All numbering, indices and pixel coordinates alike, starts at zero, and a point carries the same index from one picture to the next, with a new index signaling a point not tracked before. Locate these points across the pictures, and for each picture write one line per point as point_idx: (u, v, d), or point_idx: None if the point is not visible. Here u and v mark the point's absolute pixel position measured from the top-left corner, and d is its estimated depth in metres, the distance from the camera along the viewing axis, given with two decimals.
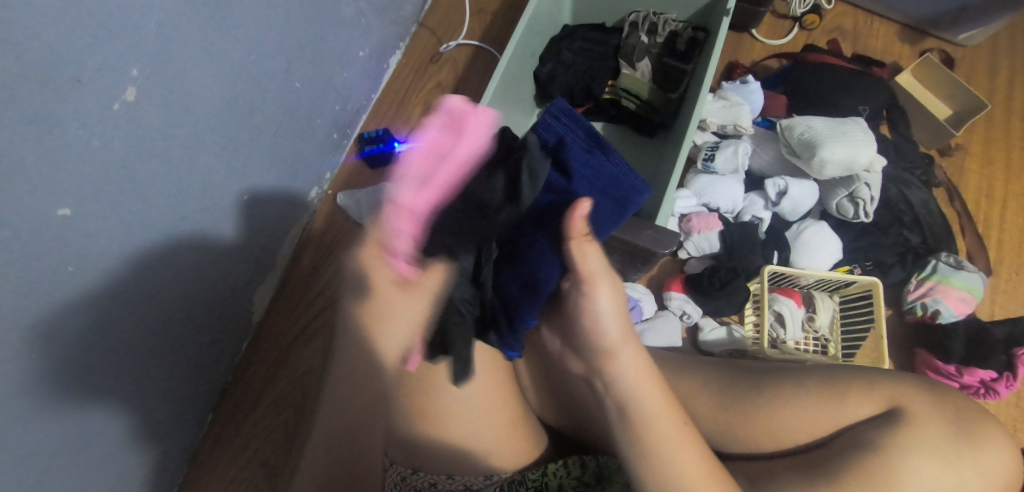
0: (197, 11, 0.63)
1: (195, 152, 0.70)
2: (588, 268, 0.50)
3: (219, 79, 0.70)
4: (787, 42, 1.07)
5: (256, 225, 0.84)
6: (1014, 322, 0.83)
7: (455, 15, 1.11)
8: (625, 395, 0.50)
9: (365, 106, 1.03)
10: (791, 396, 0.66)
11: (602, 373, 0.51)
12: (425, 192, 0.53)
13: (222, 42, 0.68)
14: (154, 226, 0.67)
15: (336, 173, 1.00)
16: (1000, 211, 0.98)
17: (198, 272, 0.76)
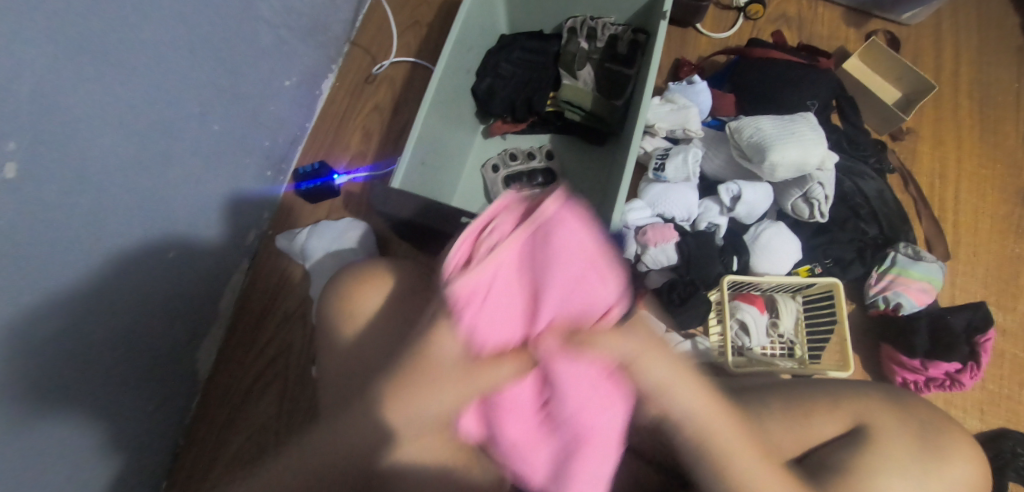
0: (85, 74, 0.58)
1: (97, 221, 0.63)
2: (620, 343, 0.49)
3: (120, 131, 0.64)
4: (733, 34, 1.04)
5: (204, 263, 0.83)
6: (973, 308, 0.82)
7: (388, 31, 1.06)
8: (694, 425, 0.52)
9: (299, 136, 0.98)
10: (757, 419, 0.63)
11: (663, 414, 0.52)
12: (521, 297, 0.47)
13: (118, 102, 0.63)
14: (77, 303, 0.63)
15: (275, 210, 0.96)
16: (954, 192, 0.98)
17: (128, 339, 0.72)
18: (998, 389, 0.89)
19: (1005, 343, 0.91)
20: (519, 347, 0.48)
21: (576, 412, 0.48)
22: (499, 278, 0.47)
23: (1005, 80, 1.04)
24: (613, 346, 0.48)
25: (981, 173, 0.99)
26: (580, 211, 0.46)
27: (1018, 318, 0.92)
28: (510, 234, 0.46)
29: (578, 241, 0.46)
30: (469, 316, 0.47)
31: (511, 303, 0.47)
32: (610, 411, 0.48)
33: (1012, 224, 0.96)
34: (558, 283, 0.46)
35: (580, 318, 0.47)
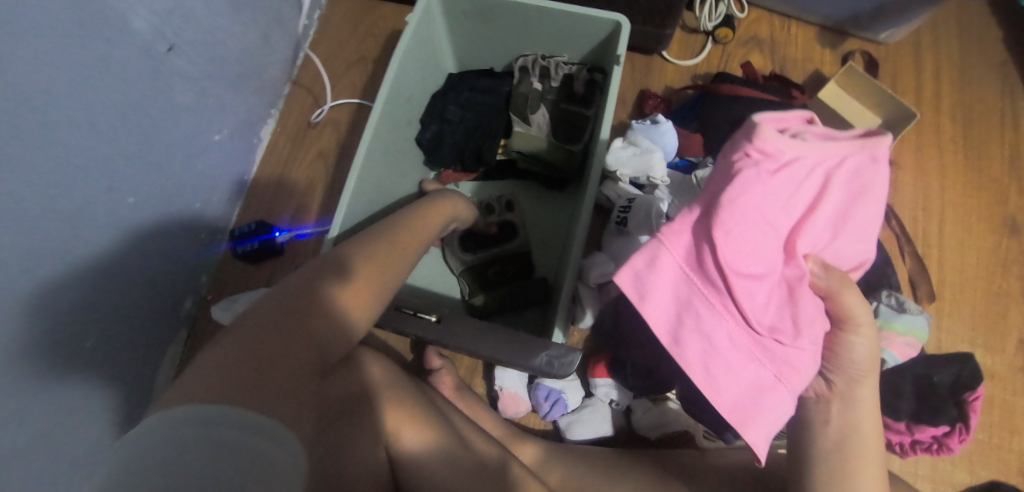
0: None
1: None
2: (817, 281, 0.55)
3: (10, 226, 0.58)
4: (702, 60, 0.97)
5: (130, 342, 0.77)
6: (959, 363, 0.76)
7: (331, 69, 0.99)
8: (861, 357, 0.59)
9: (237, 191, 0.92)
10: None
11: (845, 346, 0.59)
12: (719, 293, 0.51)
13: (11, 186, 0.57)
14: None
15: (213, 272, 0.90)
16: (938, 225, 0.92)
17: (49, 440, 0.67)
18: (988, 438, 0.83)
19: (995, 388, 0.86)
20: (755, 328, 0.52)
21: (743, 394, 0.52)
22: (795, 174, 0.52)
23: (990, 100, 0.98)
24: (812, 339, 0.54)
25: (967, 202, 0.93)
26: (888, 181, 0.53)
27: (1007, 360, 0.86)
28: (801, 151, 0.52)
29: (865, 211, 0.54)
30: (686, 291, 0.51)
31: (776, 210, 0.51)
32: (780, 404, 0.53)
33: (1000, 257, 0.90)
34: (833, 216, 0.54)
35: (796, 317, 0.53)
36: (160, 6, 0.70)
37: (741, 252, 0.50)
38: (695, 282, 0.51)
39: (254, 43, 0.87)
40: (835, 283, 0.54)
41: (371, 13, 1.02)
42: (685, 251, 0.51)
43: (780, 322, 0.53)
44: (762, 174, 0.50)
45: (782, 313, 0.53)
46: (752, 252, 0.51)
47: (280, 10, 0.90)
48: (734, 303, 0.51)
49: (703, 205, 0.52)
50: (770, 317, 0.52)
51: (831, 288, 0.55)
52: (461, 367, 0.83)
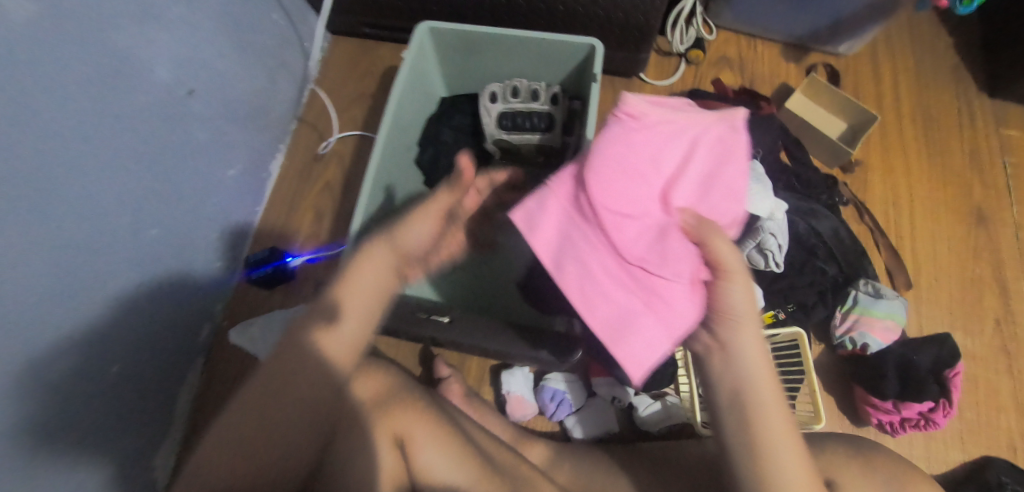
0: (15, 200, 0.58)
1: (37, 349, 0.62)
2: (688, 228, 0.53)
3: (51, 261, 0.63)
4: (676, 79, 1.05)
5: (153, 369, 0.81)
6: (938, 344, 0.82)
7: (333, 108, 1.06)
8: (729, 307, 0.55)
9: (251, 222, 0.97)
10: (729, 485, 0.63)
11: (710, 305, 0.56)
12: (592, 230, 0.52)
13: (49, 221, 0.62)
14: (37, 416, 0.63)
15: (228, 300, 0.95)
16: (909, 219, 0.97)
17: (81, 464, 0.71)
18: (975, 416, 0.87)
19: (977, 368, 0.90)
20: (626, 258, 0.52)
21: (612, 313, 0.52)
22: (661, 135, 0.53)
23: (945, 102, 1.05)
24: (680, 273, 0.52)
25: (934, 195, 0.99)
26: (747, 145, 0.55)
27: (985, 342, 0.91)
28: (670, 110, 0.54)
29: (726, 172, 0.54)
30: (567, 226, 0.53)
31: (640, 158, 0.52)
32: (650, 332, 0.52)
33: (969, 244, 0.96)
34: (702, 174, 0.54)
35: (668, 252, 0.53)
36: (181, 55, 0.76)
37: (614, 191, 0.52)
38: (572, 217, 0.53)
39: (262, 87, 0.93)
40: (704, 224, 0.53)
41: (368, 53, 1.09)
42: (565, 189, 0.53)
43: (649, 255, 0.52)
44: (624, 132, 0.52)
45: (654, 252, 0.52)
46: (620, 192, 0.52)
47: (284, 55, 0.97)
48: (604, 236, 0.52)
49: (572, 172, 0.54)
50: (642, 251, 0.52)
51: (702, 231, 0.53)
52: (469, 378, 0.87)
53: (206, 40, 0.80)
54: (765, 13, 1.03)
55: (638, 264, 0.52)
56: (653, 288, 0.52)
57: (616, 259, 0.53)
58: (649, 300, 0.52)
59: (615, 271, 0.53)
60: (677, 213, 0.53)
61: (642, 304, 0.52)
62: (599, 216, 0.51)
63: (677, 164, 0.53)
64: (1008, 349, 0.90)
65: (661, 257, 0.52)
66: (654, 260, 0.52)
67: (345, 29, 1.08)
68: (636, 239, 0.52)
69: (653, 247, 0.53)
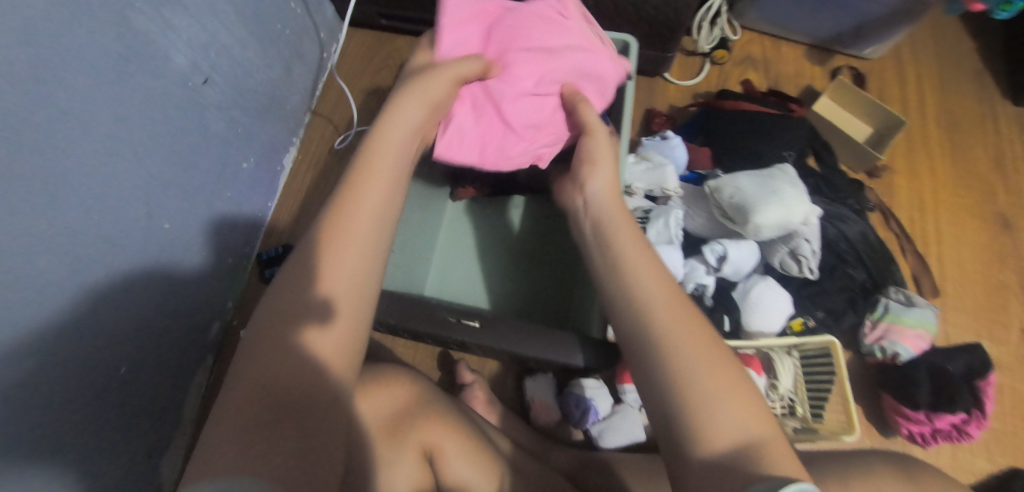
0: (18, 189, 0.54)
1: (42, 346, 0.58)
2: (575, 105, 0.65)
3: (57, 252, 0.59)
4: (701, 79, 1.03)
5: (163, 367, 0.78)
6: (969, 352, 0.81)
7: (348, 101, 1.02)
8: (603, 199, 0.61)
9: (262, 217, 0.94)
10: None
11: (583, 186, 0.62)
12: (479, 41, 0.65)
13: (60, 213, 0.59)
14: (35, 419, 0.60)
15: (238, 299, 0.91)
16: (934, 226, 0.96)
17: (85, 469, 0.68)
18: (1002, 425, 0.86)
19: (1003, 377, 0.89)
20: (489, 87, 0.64)
21: (463, 129, 0.65)
22: (567, 26, 0.67)
23: (970, 107, 1.04)
24: (519, 121, 0.65)
25: (959, 201, 0.98)
26: (619, 76, 0.69)
27: (1012, 350, 0.89)
28: (580, 20, 0.69)
29: (603, 81, 0.68)
30: (470, 15, 0.65)
31: (536, 27, 0.65)
32: (466, 128, 0.65)
33: (995, 251, 0.95)
34: (582, 71, 0.66)
35: (505, 104, 0.64)
36: (197, 41, 0.73)
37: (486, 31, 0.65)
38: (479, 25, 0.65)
39: (278, 75, 0.90)
40: (575, 94, 0.65)
41: (384, 46, 1.06)
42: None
43: (514, 95, 0.64)
44: (540, 17, 0.66)
45: (509, 93, 0.64)
46: (523, 32, 0.64)
47: (301, 44, 0.93)
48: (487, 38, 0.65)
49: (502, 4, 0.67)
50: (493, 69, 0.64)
51: (573, 99, 0.65)
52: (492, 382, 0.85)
53: (223, 25, 0.76)
54: (792, 14, 1.02)
55: (492, 100, 0.64)
56: (504, 119, 0.65)
57: (484, 86, 0.64)
58: (467, 126, 0.65)
59: (482, 94, 0.65)
60: (559, 84, 0.66)
61: (462, 122, 0.65)
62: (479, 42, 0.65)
63: (570, 49, 0.66)
64: None
65: (505, 97, 0.64)
66: (484, 86, 0.64)
67: (362, 20, 1.04)
68: (511, 84, 0.64)
69: (510, 93, 0.64)
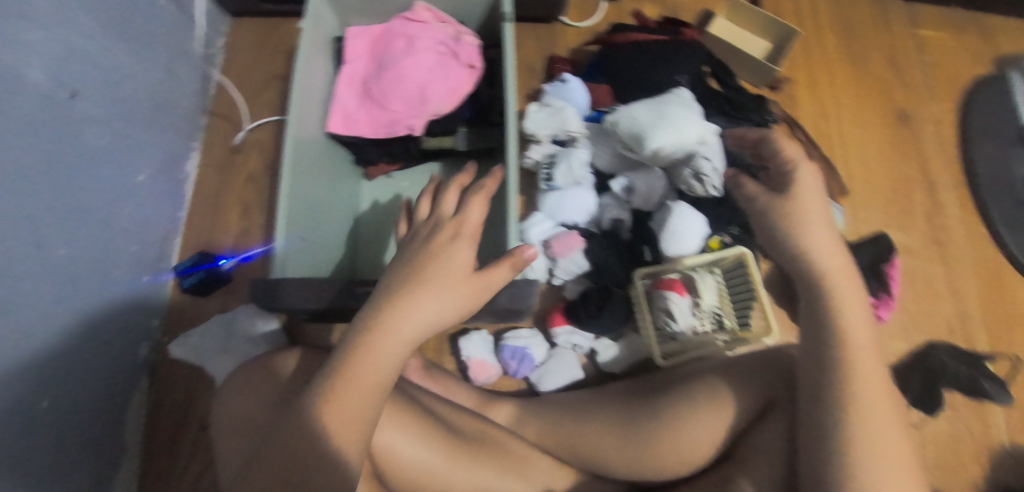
0: None
1: None
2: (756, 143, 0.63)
3: None
4: (598, 18, 1.02)
5: (91, 394, 0.77)
6: (876, 241, 0.84)
7: (246, 93, 1.00)
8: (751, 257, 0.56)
9: (173, 228, 0.92)
10: (685, 413, 0.65)
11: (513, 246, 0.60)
12: (364, 65, 0.80)
13: None
14: None
15: (164, 316, 0.90)
16: (838, 129, 0.99)
17: None
18: (917, 307, 0.90)
19: (914, 262, 0.93)
20: (371, 92, 0.79)
21: (358, 124, 0.79)
22: (424, 31, 0.79)
23: (862, 9, 1.07)
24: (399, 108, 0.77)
25: (861, 102, 1.01)
26: (477, 54, 0.79)
27: (918, 234, 0.94)
28: (435, 22, 0.80)
29: (463, 63, 0.78)
30: (354, 48, 0.80)
31: (402, 39, 0.79)
32: (359, 123, 0.79)
33: (897, 145, 0.98)
34: (443, 60, 0.78)
35: (386, 98, 0.77)
36: (56, 55, 0.69)
37: (366, 57, 0.80)
38: (362, 53, 0.80)
39: (159, 80, 0.87)
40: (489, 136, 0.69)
41: (274, 31, 1.03)
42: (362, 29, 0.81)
43: (390, 90, 0.77)
44: (405, 28, 0.79)
45: (388, 91, 0.77)
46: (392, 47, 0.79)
47: (179, 43, 0.90)
48: (370, 61, 0.80)
49: (380, 27, 0.81)
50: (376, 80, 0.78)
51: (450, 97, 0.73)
52: (428, 350, 0.86)
53: (83, 33, 0.73)
54: None
55: (376, 99, 0.78)
56: (387, 111, 0.78)
57: (369, 92, 0.79)
58: (361, 122, 0.79)
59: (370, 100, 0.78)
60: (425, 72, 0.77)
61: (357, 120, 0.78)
62: (364, 65, 0.80)
63: (431, 46, 0.78)
64: (940, 240, 0.94)
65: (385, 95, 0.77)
66: (370, 93, 0.79)
67: (246, 7, 1.01)
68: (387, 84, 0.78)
69: (388, 91, 0.77)
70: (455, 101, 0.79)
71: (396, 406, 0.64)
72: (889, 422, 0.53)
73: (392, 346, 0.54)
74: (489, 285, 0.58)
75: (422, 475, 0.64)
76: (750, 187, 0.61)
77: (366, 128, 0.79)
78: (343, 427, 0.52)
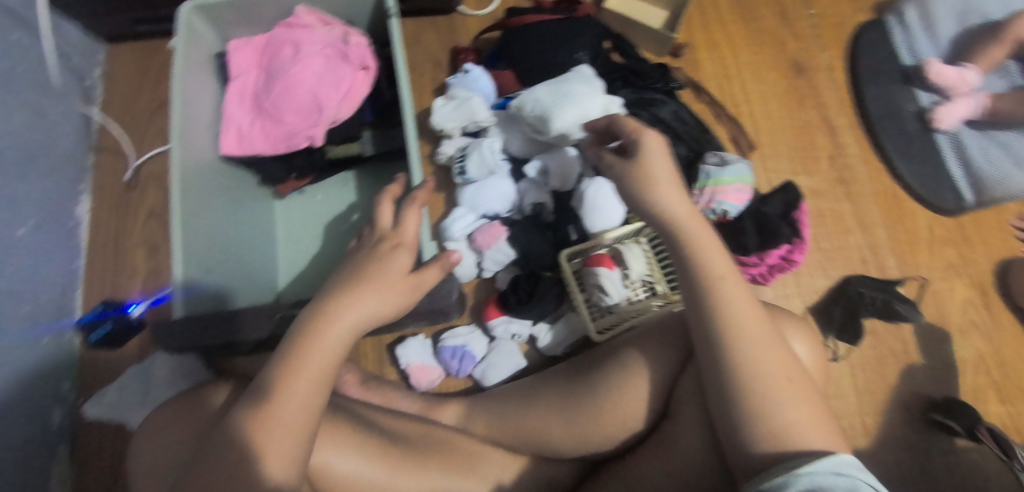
0: None
1: None
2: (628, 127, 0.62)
3: None
4: (496, 5, 1.01)
5: (5, 471, 0.71)
6: (784, 190, 0.88)
7: (134, 124, 0.94)
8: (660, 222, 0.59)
9: (72, 280, 0.86)
10: (618, 381, 0.66)
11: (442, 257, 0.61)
12: (252, 79, 0.77)
13: None
14: None
15: (76, 374, 0.84)
16: (740, 86, 1.02)
17: None
18: (830, 245, 0.95)
19: (824, 204, 0.97)
20: (263, 105, 0.75)
21: (255, 141, 0.76)
22: (308, 35, 0.76)
23: None
24: (295, 119, 0.75)
25: (757, 58, 1.04)
26: (368, 52, 0.77)
27: (824, 177, 0.98)
28: (319, 25, 0.77)
29: (354, 62, 0.76)
30: (238, 63, 0.77)
31: (287, 47, 0.76)
32: (256, 139, 0.76)
33: (795, 95, 1.03)
34: (332, 62, 0.75)
35: (281, 110, 0.74)
36: None
37: (253, 70, 0.77)
38: (248, 68, 0.77)
39: (30, 123, 0.80)
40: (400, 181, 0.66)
41: (156, 55, 0.97)
42: (244, 43, 0.77)
43: (282, 101, 0.74)
44: (289, 34, 0.76)
45: (280, 103, 0.74)
46: (278, 55, 0.76)
47: (47, 80, 0.84)
48: (258, 75, 0.77)
49: (264, 37, 0.78)
50: (267, 94, 0.75)
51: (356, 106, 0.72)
52: (368, 362, 0.85)
53: None
54: None
55: (268, 112, 0.75)
56: (283, 124, 0.75)
57: (261, 106, 0.76)
58: (257, 139, 0.76)
59: (263, 114, 0.75)
60: (316, 77, 0.75)
61: (255, 137, 0.75)
62: (253, 79, 0.77)
63: (318, 49, 0.75)
64: (844, 179, 0.98)
65: (279, 107, 0.74)
66: (263, 107, 0.75)
67: (120, 33, 0.95)
68: (278, 95, 0.75)
69: (281, 103, 0.74)
70: (351, 104, 0.77)
71: (328, 423, 0.63)
72: (773, 347, 0.55)
73: (328, 349, 0.52)
74: (421, 286, 0.58)
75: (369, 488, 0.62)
76: (609, 157, 0.62)
77: (263, 144, 0.75)
78: (282, 445, 0.49)
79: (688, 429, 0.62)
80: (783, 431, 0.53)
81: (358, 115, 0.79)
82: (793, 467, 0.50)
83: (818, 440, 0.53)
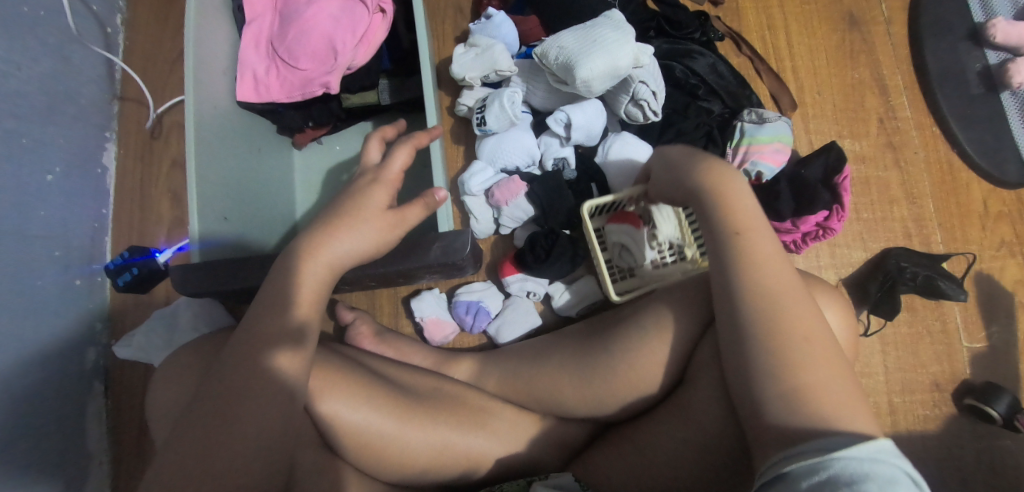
0: None
1: None
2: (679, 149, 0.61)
3: None
4: None
5: (44, 408, 0.75)
6: (826, 151, 0.81)
7: (156, 71, 0.94)
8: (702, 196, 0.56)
9: (101, 227, 0.87)
10: (633, 345, 0.64)
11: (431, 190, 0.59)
12: (266, 23, 0.75)
13: None
14: None
15: (108, 317, 0.87)
16: (785, 39, 0.95)
17: None
18: (872, 215, 0.89)
19: (869, 170, 0.91)
20: (279, 51, 0.74)
21: (270, 88, 0.74)
22: None
23: None
24: (312, 65, 0.73)
25: (806, 8, 0.96)
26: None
27: (872, 140, 0.91)
28: None
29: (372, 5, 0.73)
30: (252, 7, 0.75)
31: None
32: (272, 86, 0.74)
33: (845, 51, 0.95)
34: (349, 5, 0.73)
35: (297, 57, 0.73)
36: None
37: (267, 15, 0.75)
38: (262, 11, 0.75)
39: (55, 70, 0.81)
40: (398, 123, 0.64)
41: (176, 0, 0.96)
42: None
43: (298, 46, 0.73)
44: None
45: (296, 48, 0.73)
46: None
47: (69, 26, 0.83)
48: (272, 19, 0.75)
49: None
50: (282, 38, 0.73)
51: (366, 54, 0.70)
52: (384, 315, 0.85)
53: None
54: None
55: (285, 58, 0.73)
56: (299, 69, 0.73)
57: (277, 52, 0.74)
58: (274, 86, 0.74)
59: (279, 59, 0.74)
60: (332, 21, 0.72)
61: (271, 84, 0.74)
62: (267, 24, 0.75)
63: None
64: (894, 144, 0.91)
65: (295, 53, 0.73)
66: (279, 53, 0.74)
67: None
68: (294, 41, 0.73)
69: (297, 48, 0.73)
70: (367, 50, 0.75)
71: (334, 373, 0.62)
72: (806, 310, 0.51)
73: (308, 284, 0.51)
74: (403, 224, 0.57)
75: (380, 444, 0.61)
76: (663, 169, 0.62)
77: (279, 92, 0.74)
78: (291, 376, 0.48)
79: (705, 396, 0.59)
80: (809, 390, 0.48)
81: (374, 63, 0.77)
82: (828, 449, 0.44)
83: (860, 408, 0.48)
